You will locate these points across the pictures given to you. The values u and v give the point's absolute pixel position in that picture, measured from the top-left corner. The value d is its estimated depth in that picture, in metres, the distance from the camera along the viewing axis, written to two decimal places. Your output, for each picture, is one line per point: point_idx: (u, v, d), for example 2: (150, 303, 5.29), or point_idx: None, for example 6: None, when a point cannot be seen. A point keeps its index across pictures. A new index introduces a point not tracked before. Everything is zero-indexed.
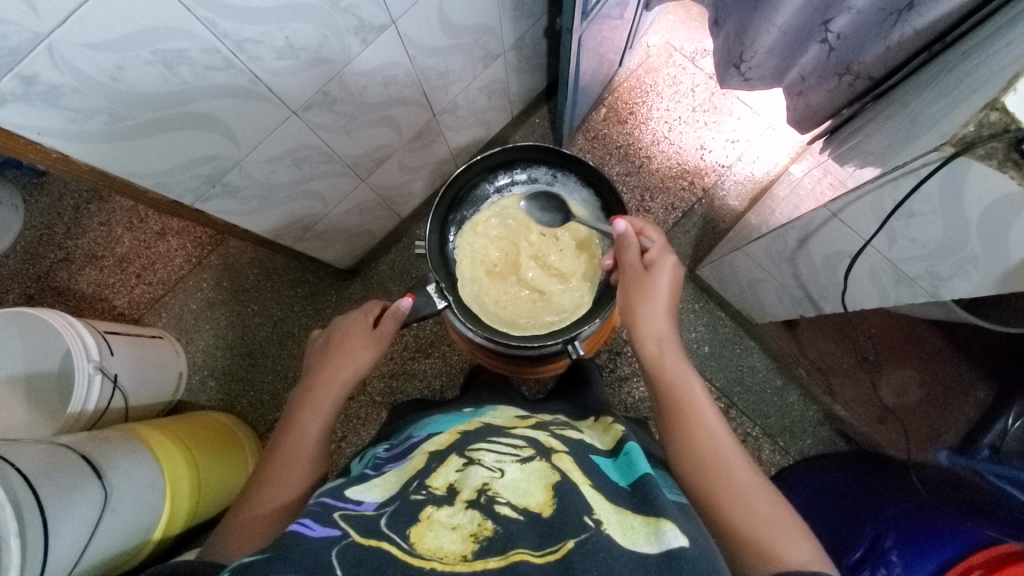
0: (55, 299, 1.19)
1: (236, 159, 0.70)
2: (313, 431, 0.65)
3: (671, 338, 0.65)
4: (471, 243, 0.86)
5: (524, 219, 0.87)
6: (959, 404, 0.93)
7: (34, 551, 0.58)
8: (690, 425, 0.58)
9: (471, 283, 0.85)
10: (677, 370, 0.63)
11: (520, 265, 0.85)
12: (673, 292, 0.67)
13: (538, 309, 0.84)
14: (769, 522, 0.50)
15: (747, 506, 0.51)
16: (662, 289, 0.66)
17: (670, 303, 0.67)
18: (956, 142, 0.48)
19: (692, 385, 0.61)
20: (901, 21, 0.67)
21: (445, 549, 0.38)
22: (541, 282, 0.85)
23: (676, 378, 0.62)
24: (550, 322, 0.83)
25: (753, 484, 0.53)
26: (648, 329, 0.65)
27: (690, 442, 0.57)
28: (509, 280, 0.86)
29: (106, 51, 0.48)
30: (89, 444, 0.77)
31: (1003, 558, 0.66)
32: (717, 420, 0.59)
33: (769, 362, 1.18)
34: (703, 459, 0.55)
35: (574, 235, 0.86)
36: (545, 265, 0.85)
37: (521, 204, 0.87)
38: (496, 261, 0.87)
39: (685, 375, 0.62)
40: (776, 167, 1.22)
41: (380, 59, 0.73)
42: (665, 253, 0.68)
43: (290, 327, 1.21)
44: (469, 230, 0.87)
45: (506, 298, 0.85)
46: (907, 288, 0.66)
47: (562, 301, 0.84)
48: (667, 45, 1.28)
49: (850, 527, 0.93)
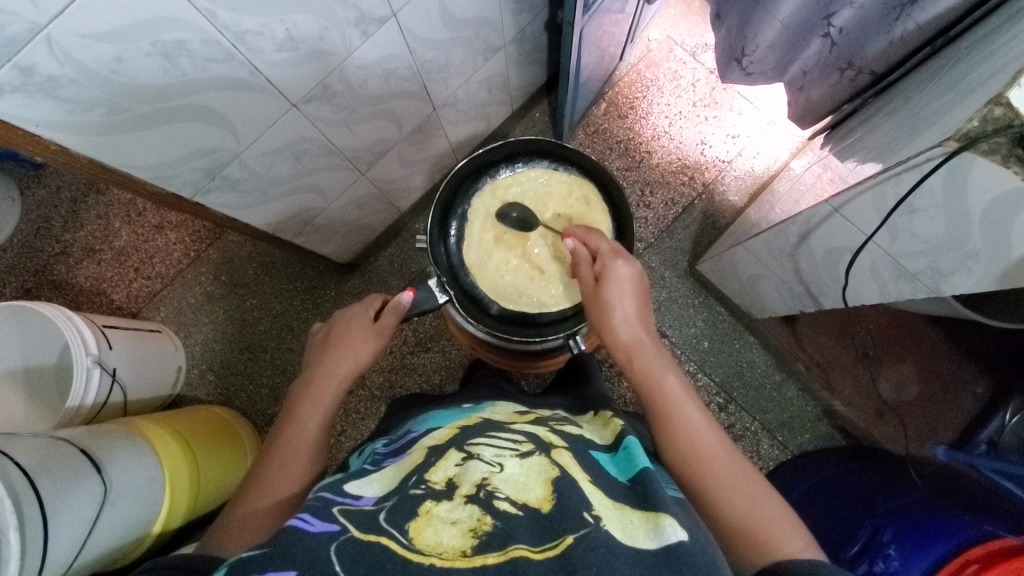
0: (53, 293, 1.19)
1: (236, 152, 0.69)
2: (313, 425, 0.65)
3: (646, 339, 0.65)
4: (486, 205, 0.85)
5: (542, 197, 0.85)
6: (957, 398, 0.96)
7: (34, 544, 0.57)
8: (676, 425, 0.57)
9: (477, 241, 0.85)
10: (653, 370, 0.62)
11: (528, 238, 0.84)
12: (636, 296, 0.67)
13: (534, 286, 0.83)
14: (760, 516, 0.49)
15: (738, 503, 0.50)
16: (617, 297, 0.66)
17: (637, 308, 0.66)
18: (961, 137, 0.47)
19: (671, 384, 0.60)
20: (904, 16, 0.67)
21: (445, 544, 0.38)
22: (544, 259, 0.84)
23: (653, 381, 0.61)
24: (540, 300, 0.83)
25: (743, 478, 0.53)
26: (617, 336, 0.65)
27: (676, 442, 0.56)
28: (514, 250, 0.84)
29: (105, 41, 0.47)
30: (88, 437, 0.76)
31: (999, 553, 0.66)
32: (701, 413, 0.58)
33: (768, 357, 1.17)
34: (692, 458, 0.54)
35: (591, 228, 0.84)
36: (554, 247, 0.84)
37: (543, 182, 0.86)
38: (508, 230, 0.85)
39: (662, 372, 0.61)
40: (777, 163, 1.22)
41: (379, 51, 0.73)
42: (615, 260, 0.68)
43: (290, 321, 1.21)
44: (489, 191, 0.86)
45: (506, 268, 0.84)
46: (908, 284, 0.66)
47: (563, 287, 0.83)
48: (668, 39, 1.28)
49: (850, 523, 0.94)
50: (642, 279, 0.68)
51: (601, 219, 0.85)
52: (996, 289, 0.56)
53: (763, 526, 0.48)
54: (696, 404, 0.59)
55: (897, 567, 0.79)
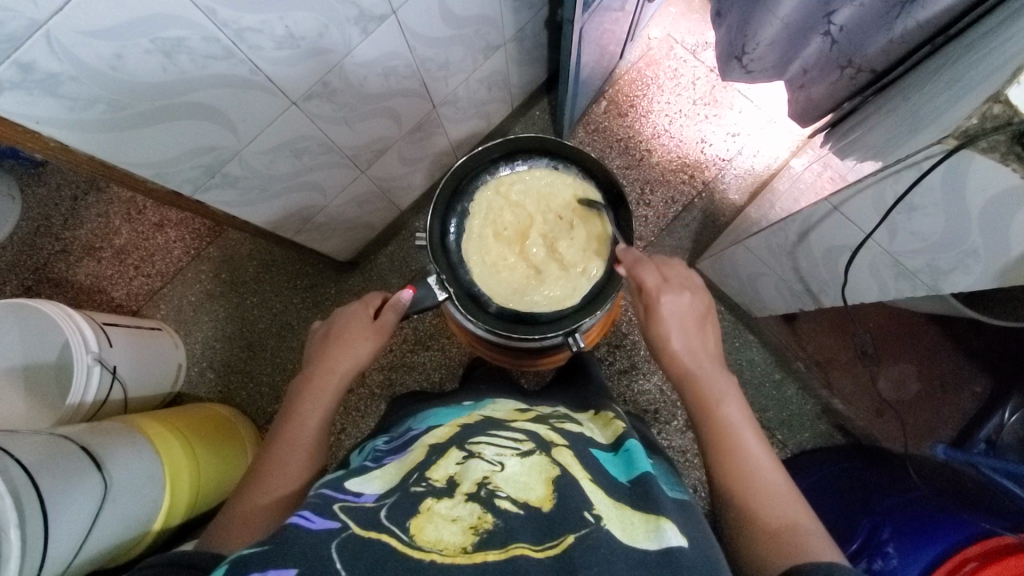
0: (53, 290, 1.19)
1: (235, 150, 0.69)
2: (313, 423, 0.65)
3: (704, 363, 0.65)
4: (489, 202, 0.85)
5: (544, 199, 0.86)
6: (956, 396, 1.01)
7: (34, 542, 0.57)
8: (729, 447, 0.57)
9: (476, 234, 0.85)
10: (708, 391, 0.62)
11: (528, 238, 0.85)
12: (690, 316, 0.67)
13: (528, 286, 0.83)
14: (797, 530, 0.49)
15: (777, 519, 0.50)
16: (672, 323, 0.66)
17: (689, 329, 0.67)
18: (959, 134, 0.47)
19: (727, 408, 0.61)
20: (904, 14, 0.67)
21: (445, 541, 0.38)
22: (541, 260, 0.84)
23: (707, 402, 0.62)
24: (535, 301, 0.83)
25: (789, 502, 0.52)
26: (674, 361, 0.66)
27: (727, 461, 0.57)
28: (513, 248, 0.85)
29: (105, 38, 0.47)
30: (88, 435, 0.76)
31: (997, 551, 0.67)
32: (757, 441, 0.58)
33: (768, 356, 1.15)
34: (739, 478, 0.55)
35: (588, 230, 0.85)
36: (552, 248, 0.84)
37: (545, 183, 0.86)
38: (508, 227, 0.85)
39: (719, 397, 0.62)
40: (777, 161, 1.22)
41: (379, 49, 0.73)
42: (668, 286, 0.68)
43: (290, 319, 1.21)
44: (493, 187, 0.86)
45: (502, 264, 0.84)
46: (907, 282, 0.66)
47: (557, 289, 0.83)
48: (669, 37, 1.28)
49: (848, 521, 0.93)
50: (697, 305, 0.68)
51: (600, 222, 0.85)
52: (995, 287, 0.56)
53: (796, 536, 0.48)
54: (755, 433, 0.59)
55: (896, 565, 0.79)
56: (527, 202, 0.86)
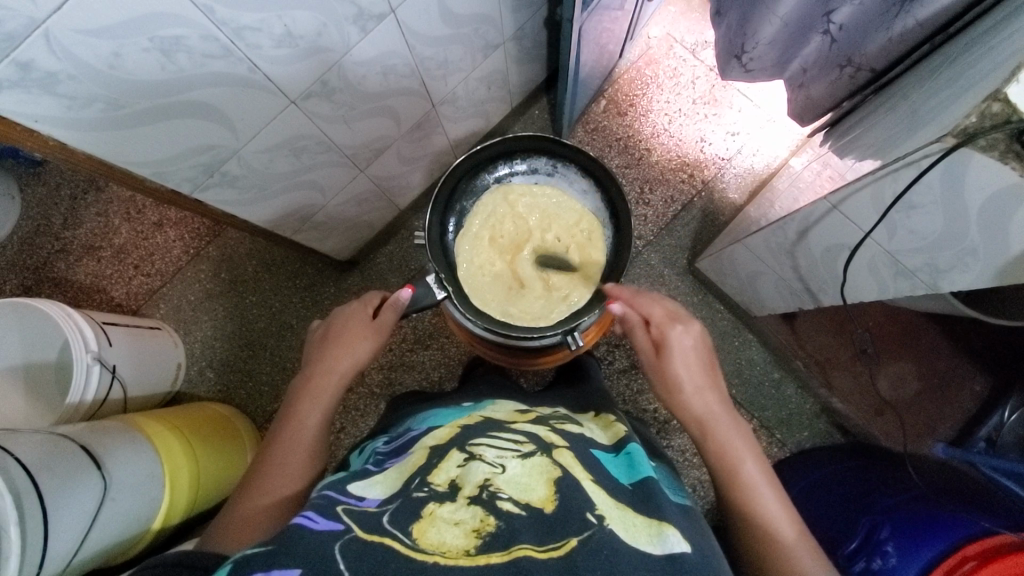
0: (52, 290, 1.19)
1: (235, 149, 0.69)
2: (312, 424, 0.65)
3: (718, 411, 0.66)
4: (495, 206, 0.86)
5: (546, 219, 0.86)
6: (957, 394, 1.02)
7: (34, 540, 0.57)
8: (749, 501, 0.60)
9: (476, 231, 0.86)
10: (724, 444, 0.64)
11: (522, 250, 0.85)
12: (700, 361, 0.68)
13: (507, 297, 0.84)
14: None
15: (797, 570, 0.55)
16: (685, 372, 0.67)
17: (703, 376, 0.68)
18: (959, 133, 0.47)
19: (745, 462, 0.63)
20: (903, 13, 0.67)
21: (448, 544, 0.38)
22: (528, 275, 0.84)
23: (726, 456, 0.63)
24: (508, 313, 0.82)
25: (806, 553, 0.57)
26: (688, 410, 0.67)
27: (746, 513, 0.60)
28: (504, 257, 0.85)
29: (102, 37, 0.47)
30: (89, 435, 0.76)
31: (996, 549, 0.67)
32: (773, 491, 0.61)
33: (768, 356, 1.16)
34: (760, 530, 0.59)
35: (584, 258, 0.84)
36: (543, 266, 0.85)
37: (551, 202, 0.86)
38: (507, 236, 0.86)
39: (737, 451, 0.63)
40: (777, 160, 1.22)
41: (379, 49, 0.73)
42: (675, 325, 0.69)
43: (290, 318, 1.21)
44: (501, 194, 0.86)
45: (489, 270, 0.85)
46: (906, 281, 0.66)
47: (534, 306, 0.83)
48: (668, 36, 1.28)
49: (847, 519, 0.93)
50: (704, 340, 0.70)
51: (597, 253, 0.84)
52: (994, 285, 0.56)
53: None
54: (772, 485, 0.62)
55: (895, 564, 0.80)
56: (528, 220, 0.87)
